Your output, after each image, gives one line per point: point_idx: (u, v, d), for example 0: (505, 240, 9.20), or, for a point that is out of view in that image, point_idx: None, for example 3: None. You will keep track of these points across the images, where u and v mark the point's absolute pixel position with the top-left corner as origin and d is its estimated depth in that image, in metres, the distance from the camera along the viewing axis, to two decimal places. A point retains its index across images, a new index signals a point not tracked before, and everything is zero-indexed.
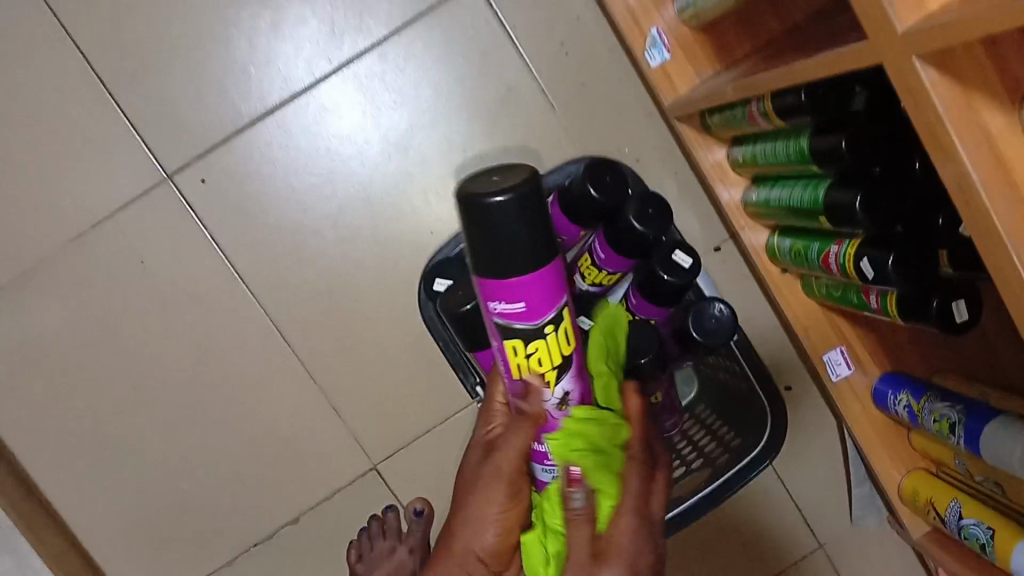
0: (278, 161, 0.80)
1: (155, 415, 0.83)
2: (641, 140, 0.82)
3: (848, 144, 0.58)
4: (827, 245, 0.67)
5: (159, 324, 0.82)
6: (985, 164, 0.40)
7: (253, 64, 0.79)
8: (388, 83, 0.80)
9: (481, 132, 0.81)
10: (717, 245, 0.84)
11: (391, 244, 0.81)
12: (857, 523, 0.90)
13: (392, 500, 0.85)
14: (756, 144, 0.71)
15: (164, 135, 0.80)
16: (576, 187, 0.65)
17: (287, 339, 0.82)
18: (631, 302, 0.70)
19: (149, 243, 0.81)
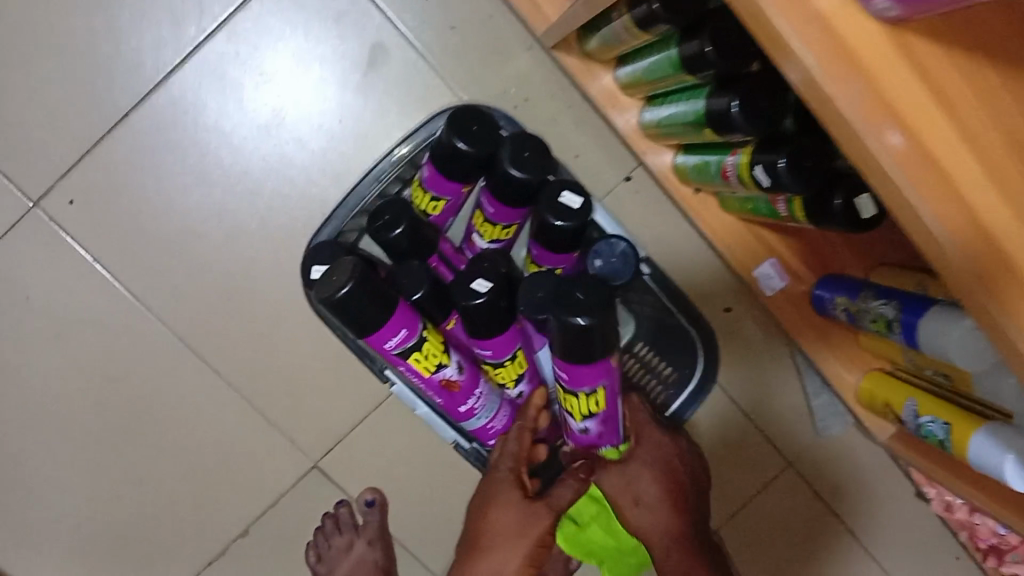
0: (147, 166, 0.75)
1: (76, 453, 0.79)
2: (527, 77, 0.77)
3: (713, 49, 0.53)
4: (725, 156, 0.63)
5: (60, 359, 0.77)
6: (818, 43, 0.33)
7: (98, 68, 0.73)
8: (244, 64, 0.74)
9: (354, 98, 0.75)
10: (628, 174, 0.79)
11: (283, 232, 0.77)
12: (822, 433, 0.86)
13: (340, 494, 0.81)
14: (636, 63, 0.66)
15: (21, 159, 0.74)
16: (443, 142, 0.60)
17: (196, 351, 0.78)
18: (534, 253, 0.66)
19: (30, 277, 0.76)
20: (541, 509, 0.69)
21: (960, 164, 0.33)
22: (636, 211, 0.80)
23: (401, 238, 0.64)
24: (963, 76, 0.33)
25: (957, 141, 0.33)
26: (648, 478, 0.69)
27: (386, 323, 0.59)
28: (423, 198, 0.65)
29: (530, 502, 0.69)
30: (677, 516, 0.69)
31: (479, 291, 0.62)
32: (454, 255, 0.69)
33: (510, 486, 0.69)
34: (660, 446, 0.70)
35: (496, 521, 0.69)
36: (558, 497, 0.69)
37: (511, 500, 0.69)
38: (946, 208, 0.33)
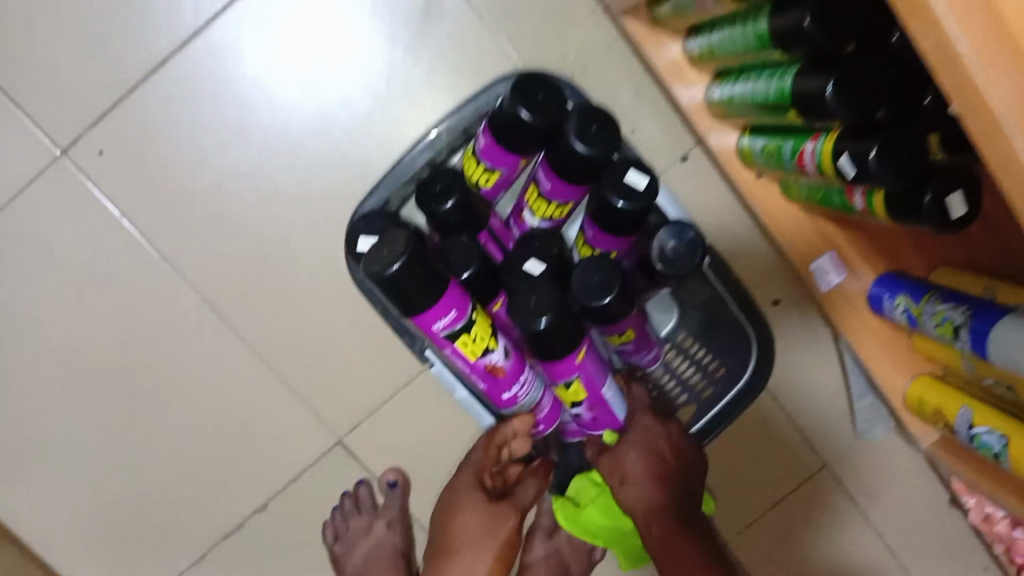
0: (182, 118, 0.71)
1: (94, 414, 0.76)
2: (586, 45, 0.73)
3: (813, 22, 0.48)
4: (802, 141, 0.59)
5: (81, 315, 0.74)
6: (977, 31, 0.30)
7: (135, 10, 0.69)
8: (289, 13, 0.70)
9: (403, 55, 0.71)
10: (684, 155, 0.76)
11: (320, 195, 0.73)
12: (863, 436, 0.83)
13: (363, 472, 0.78)
14: (712, 35, 0.62)
15: (50, 103, 0.70)
16: (505, 109, 0.56)
17: (223, 315, 0.75)
18: (588, 234, 0.62)
19: (54, 228, 0.72)
20: (507, 511, 0.71)
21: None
22: (690, 194, 0.76)
23: (452, 213, 0.60)
24: None
25: None
26: (633, 453, 0.65)
27: (437, 303, 0.57)
28: (476, 168, 0.61)
29: (495, 507, 0.70)
30: (660, 490, 0.64)
31: (531, 273, 0.59)
32: (503, 231, 0.66)
33: (472, 490, 0.70)
34: (651, 428, 0.67)
35: (461, 525, 0.70)
36: (522, 497, 0.71)
37: (473, 503, 0.70)
38: None
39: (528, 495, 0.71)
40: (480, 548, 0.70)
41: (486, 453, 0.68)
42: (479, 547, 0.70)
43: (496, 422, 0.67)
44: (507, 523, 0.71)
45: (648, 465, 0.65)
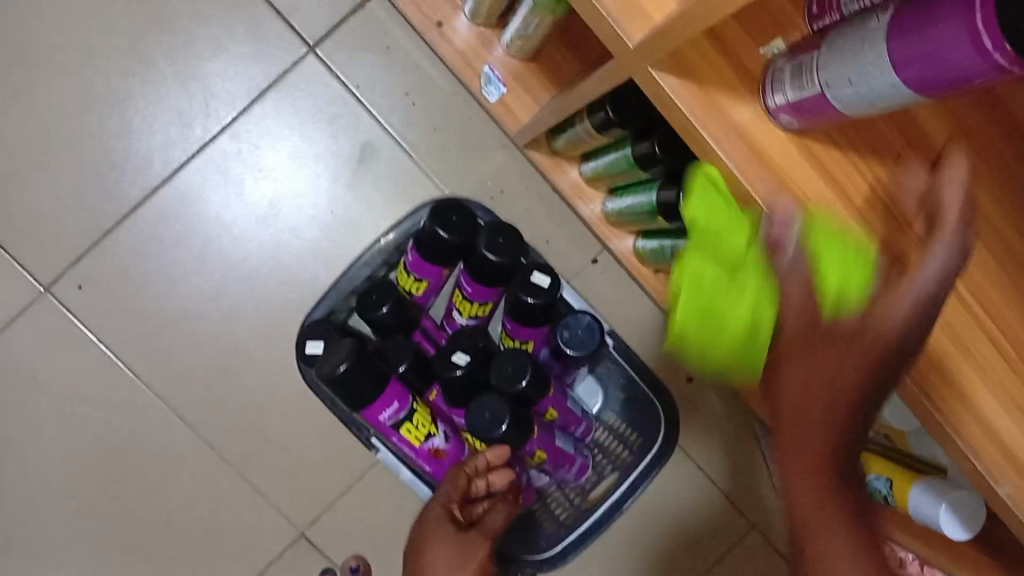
0: (153, 253, 0.82)
1: (73, 526, 0.82)
2: (502, 171, 0.85)
3: (661, 148, 0.61)
4: (677, 241, 0.71)
5: (61, 434, 0.82)
6: (736, 148, 0.42)
7: (112, 165, 0.81)
8: (246, 161, 0.82)
9: (346, 191, 0.83)
10: (594, 257, 0.87)
11: (277, 313, 0.83)
12: (782, 498, 0.92)
13: (326, 563, 0.84)
14: (598, 159, 0.75)
15: (34, 248, 0.81)
16: (426, 230, 0.67)
17: (192, 426, 0.83)
18: (508, 327, 0.72)
19: (38, 356, 0.81)
20: (476, 540, 0.67)
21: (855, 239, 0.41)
22: (603, 290, 0.88)
23: (387, 317, 0.70)
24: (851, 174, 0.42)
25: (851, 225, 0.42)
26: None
27: (380, 396, 0.66)
28: (407, 280, 0.72)
29: (464, 535, 0.67)
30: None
31: (458, 363, 0.69)
32: (436, 330, 0.76)
33: (440, 520, 0.67)
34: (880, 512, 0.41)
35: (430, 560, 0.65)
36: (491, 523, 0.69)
37: (442, 530, 0.66)
38: None
39: (496, 521, 0.69)
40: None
41: (455, 483, 0.68)
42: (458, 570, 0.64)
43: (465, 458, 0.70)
44: (477, 553, 0.66)
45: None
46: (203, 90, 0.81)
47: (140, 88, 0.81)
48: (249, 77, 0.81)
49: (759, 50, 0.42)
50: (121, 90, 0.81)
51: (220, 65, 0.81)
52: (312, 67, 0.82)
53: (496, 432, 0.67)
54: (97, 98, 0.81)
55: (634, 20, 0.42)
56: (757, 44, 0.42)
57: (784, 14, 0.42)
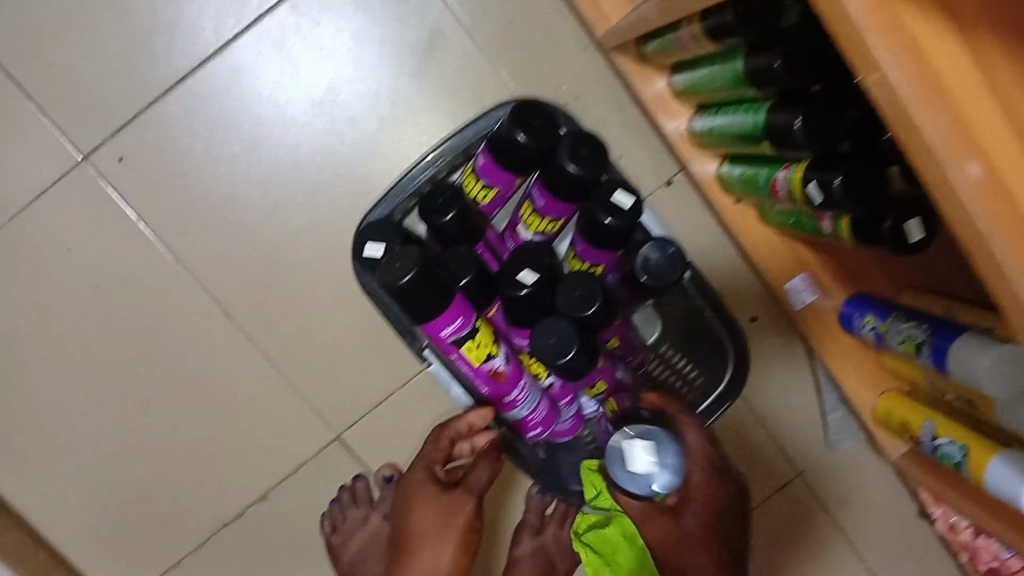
0: (199, 131, 0.76)
1: (104, 406, 0.80)
2: (580, 75, 0.78)
3: (782, 64, 0.53)
4: (776, 170, 0.64)
5: (95, 312, 0.79)
6: (914, 78, 0.34)
7: (158, 29, 0.75)
8: (303, 38, 0.75)
9: (408, 82, 0.77)
10: (669, 179, 0.81)
11: (327, 206, 0.78)
12: (834, 448, 0.88)
13: (359, 468, 0.82)
14: (694, 70, 0.67)
15: (74, 113, 0.75)
16: (503, 132, 0.61)
17: (230, 316, 0.79)
18: (577, 248, 0.67)
19: (75, 228, 0.77)
20: (461, 495, 0.71)
21: (1005, 154, 0.35)
22: (674, 215, 0.81)
23: (451, 224, 0.65)
24: None
25: None
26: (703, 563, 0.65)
27: (443, 312, 0.61)
28: (475, 185, 0.66)
29: (449, 493, 0.71)
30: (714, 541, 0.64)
31: (524, 283, 0.64)
32: (498, 243, 0.71)
33: (424, 483, 0.71)
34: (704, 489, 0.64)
35: (417, 524, 0.71)
36: (474, 480, 0.72)
37: (425, 492, 0.71)
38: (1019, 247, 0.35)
39: (482, 478, 0.72)
40: (438, 536, 0.70)
41: (437, 444, 0.72)
42: (442, 532, 0.70)
43: (449, 418, 0.72)
44: (464, 506, 0.71)
45: (702, 536, 0.64)
46: None
47: None
48: None
49: None
50: None
51: None
52: None
53: (561, 360, 0.63)
54: None
55: None
56: None
57: None
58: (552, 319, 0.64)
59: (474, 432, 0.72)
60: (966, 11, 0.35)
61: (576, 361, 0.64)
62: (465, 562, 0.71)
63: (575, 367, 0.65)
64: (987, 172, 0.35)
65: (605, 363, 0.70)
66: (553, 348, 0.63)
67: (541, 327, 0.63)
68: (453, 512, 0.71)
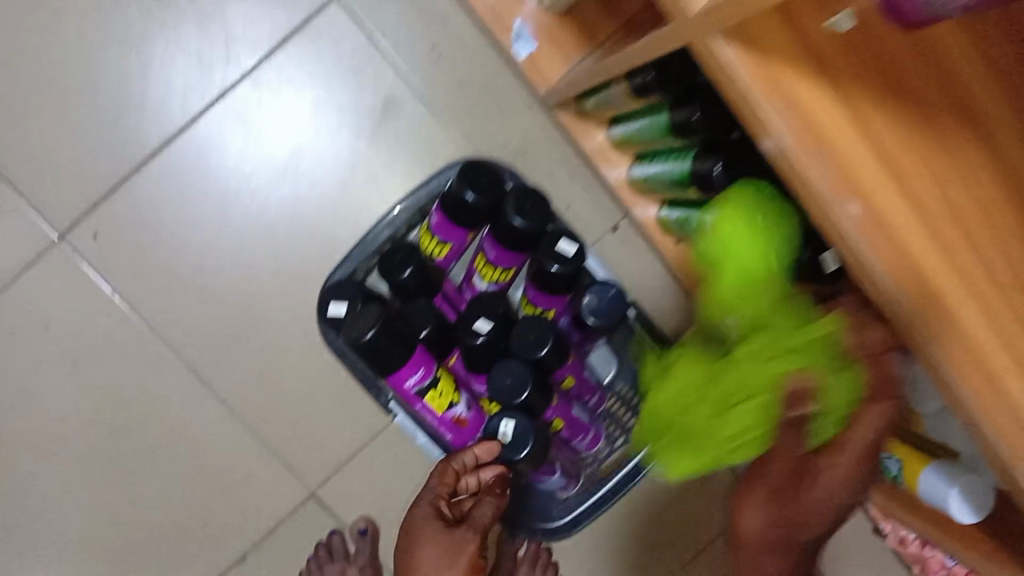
0: (170, 204, 0.80)
1: (83, 475, 0.82)
2: (526, 134, 0.84)
3: (700, 115, 0.59)
4: (706, 212, 0.70)
5: (72, 383, 0.81)
6: (797, 128, 0.40)
7: (127, 111, 0.79)
8: (265, 111, 0.80)
9: (366, 147, 0.82)
10: (614, 225, 0.86)
11: (294, 268, 0.82)
12: None
13: (335, 521, 0.85)
14: (628, 124, 0.73)
15: (48, 193, 0.79)
16: (452, 192, 0.67)
17: (204, 380, 0.82)
18: (529, 294, 0.72)
19: (51, 304, 0.80)
20: (467, 535, 0.69)
21: (887, 197, 0.40)
22: (622, 258, 0.87)
23: (410, 280, 0.70)
24: (921, 162, 0.40)
25: (914, 219, 0.40)
26: (763, 513, 0.63)
27: (406, 363, 0.66)
28: (430, 242, 0.71)
29: (453, 532, 0.69)
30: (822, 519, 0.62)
31: (480, 331, 0.69)
32: (456, 295, 0.76)
33: (429, 519, 0.69)
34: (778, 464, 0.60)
35: (420, 561, 0.68)
36: (479, 516, 0.70)
37: (429, 527, 0.69)
38: (900, 270, 0.40)
39: (487, 514, 0.70)
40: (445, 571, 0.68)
41: (442, 478, 0.69)
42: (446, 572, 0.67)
43: (450, 450, 0.71)
44: (467, 545, 0.69)
45: (775, 517, 0.63)
46: (222, 34, 0.79)
47: (157, 32, 0.78)
48: (270, 23, 0.79)
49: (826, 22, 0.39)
50: (137, 32, 0.78)
51: (240, 8, 0.79)
52: (336, 15, 0.80)
53: (518, 399, 0.68)
54: (112, 40, 0.78)
55: None
56: (824, 15, 0.39)
57: None
58: (507, 363, 0.68)
59: (482, 466, 0.70)
60: (850, 78, 0.40)
61: (532, 401, 0.69)
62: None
63: (534, 407, 0.69)
64: (868, 208, 0.40)
65: (561, 402, 0.74)
66: (512, 390, 0.68)
67: (497, 371, 0.68)
68: (462, 542, 0.69)
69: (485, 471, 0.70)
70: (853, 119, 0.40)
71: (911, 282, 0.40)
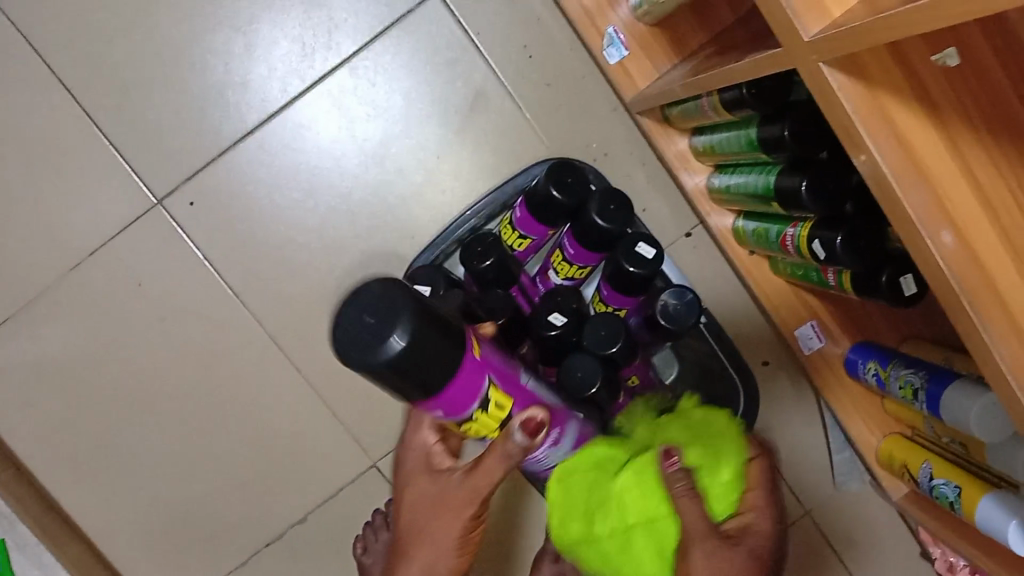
0: (262, 178, 0.84)
1: (161, 428, 0.87)
2: (609, 136, 0.86)
3: (791, 133, 0.61)
4: (785, 227, 0.71)
5: (159, 340, 0.86)
6: (897, 157, 0.41)
7: (231, 87, 0.83)
8: (361, 96, 0.83)
9: (452, 137, 0.85)
10: (689, 231, 0.88)
11: (376, 249, 0.85)
12: (840, 487, 0.93)
13: (394, 493, 0.88)
14: (713, 134, 0.74)
15: (150, 160, 0.84)
16: (540, 189, 0.69)
17: (280, 347, 0.86)
18: (603, 292, 0.74)
19: (146, 262, 0.85)
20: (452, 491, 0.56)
21: (976, 227, 0.41)
22: (694, 265, 0.88)
23: (489, 270, 0.72)
24: (1002, 182, 0.41)
25: (991, 233, 0.41)
26: None
27: None
28: (511, 234, 0.74)
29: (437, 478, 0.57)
30: None
31: (555, 323, 0.72)
32: (530, 287, 0.78)
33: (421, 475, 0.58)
34: None
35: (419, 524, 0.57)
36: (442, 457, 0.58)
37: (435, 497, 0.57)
38: (963, 269, 0.41)
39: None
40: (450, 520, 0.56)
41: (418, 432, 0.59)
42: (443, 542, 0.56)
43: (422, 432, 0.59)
44: (465, 509, 0.55)
45: None
46: (326, 21, 0.82)
47: (264, 13, 0.82)
48: (372, 14, 0.82)
49: (931, 57, 0.41)
50: (247, 13, 0.82)
51: None
52: (437, 10, 0.83)
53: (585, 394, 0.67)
54: (222, 18, 0.82)
55: (809, 12, 0.42)
56: (931, 50, 0.41)
57: (969, 36, 0.41)
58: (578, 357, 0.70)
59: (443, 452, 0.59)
60: (951, 113, 0.41)
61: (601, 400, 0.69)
62: (466, 567, 0.57)
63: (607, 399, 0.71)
64: (955, 235, 0.41)
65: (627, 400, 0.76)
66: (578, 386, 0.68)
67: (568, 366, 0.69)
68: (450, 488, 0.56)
69: (514, 436, 0.50)
70: (949, 141, 0.41)
71: (976, 281, 0.41)
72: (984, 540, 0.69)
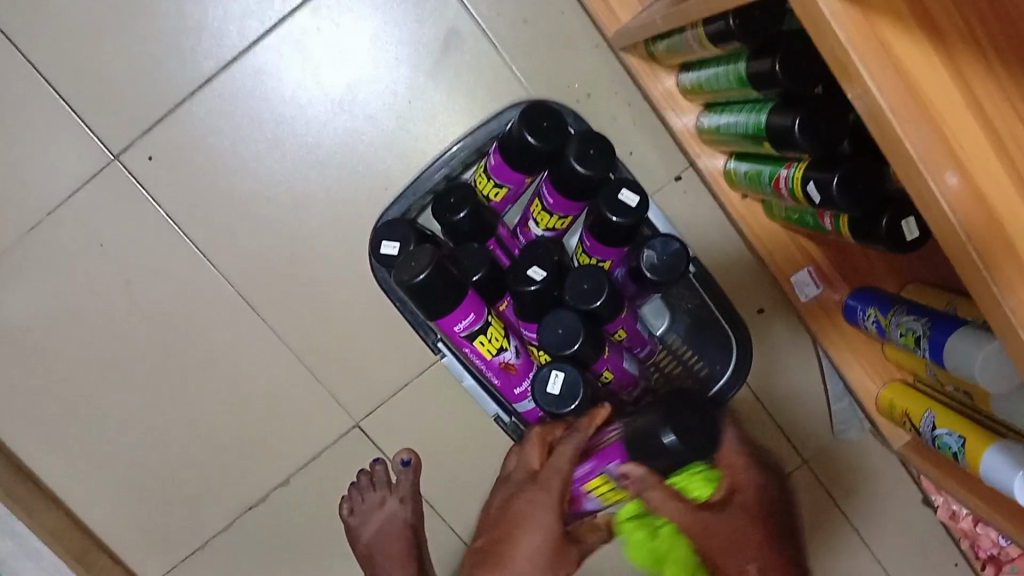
0: (226, 130, 0.80)
1: (135, 392, 0.84)
2: (591, 74, 0.80)
3: (781, 67, 0.56)
4: (777, 169, 0.66)
5: (126, 302, 0.82)
6: (893, 88, 0.36)
7: (186, 33, 0.78)
8: (324, 39, 0.78)
9: (424, 79, 0.79)
10: (678, 174, 0.83)
11: (349, 201, 0.81)
12: (839, 435, 0.90)
13: (378, 452, 0.85)
14: (700, 71, 0.69)
15: (105, 114, 0.79)
16: (514, 134, 0.65)
17: (251, 305, 0.83)
18: (586, 244, 0.70)
19: (108, 222, 0.81)
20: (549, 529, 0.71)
21: (987, 170, 0.36)
22: (684, 210, 0.84)
23: (463, 221, 0.68)
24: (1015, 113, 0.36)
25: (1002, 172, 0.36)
26: None
27: (456, 307, 0.66)
28: (486, 183, 0.70)
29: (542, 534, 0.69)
30: None
31: (534, 278, 0.68)
32: (511, 239, 0.74)
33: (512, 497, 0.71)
34: None
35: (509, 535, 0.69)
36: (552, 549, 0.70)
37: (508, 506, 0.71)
38: (970, 215, 0.36)
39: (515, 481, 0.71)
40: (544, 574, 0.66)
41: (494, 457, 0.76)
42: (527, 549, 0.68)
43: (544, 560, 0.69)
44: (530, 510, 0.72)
45: None
46: None
47: None
48: None
49: None
50: None
51: None
52: None
53: (569, 350, 0.67)
54: None
55: None
56: None
57: None
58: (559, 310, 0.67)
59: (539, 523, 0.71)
60: (957, 36, 0.35)
61: (584, 352, 0.67)
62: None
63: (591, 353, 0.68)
64: (961, 175, 0.36)
65: (612, 353, 0.72)
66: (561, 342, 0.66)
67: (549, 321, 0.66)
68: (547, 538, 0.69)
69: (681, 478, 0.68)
70: (954, 68, 0.35)
71: (984, 228, 0.36)
72: (988, 491, 0.66)
